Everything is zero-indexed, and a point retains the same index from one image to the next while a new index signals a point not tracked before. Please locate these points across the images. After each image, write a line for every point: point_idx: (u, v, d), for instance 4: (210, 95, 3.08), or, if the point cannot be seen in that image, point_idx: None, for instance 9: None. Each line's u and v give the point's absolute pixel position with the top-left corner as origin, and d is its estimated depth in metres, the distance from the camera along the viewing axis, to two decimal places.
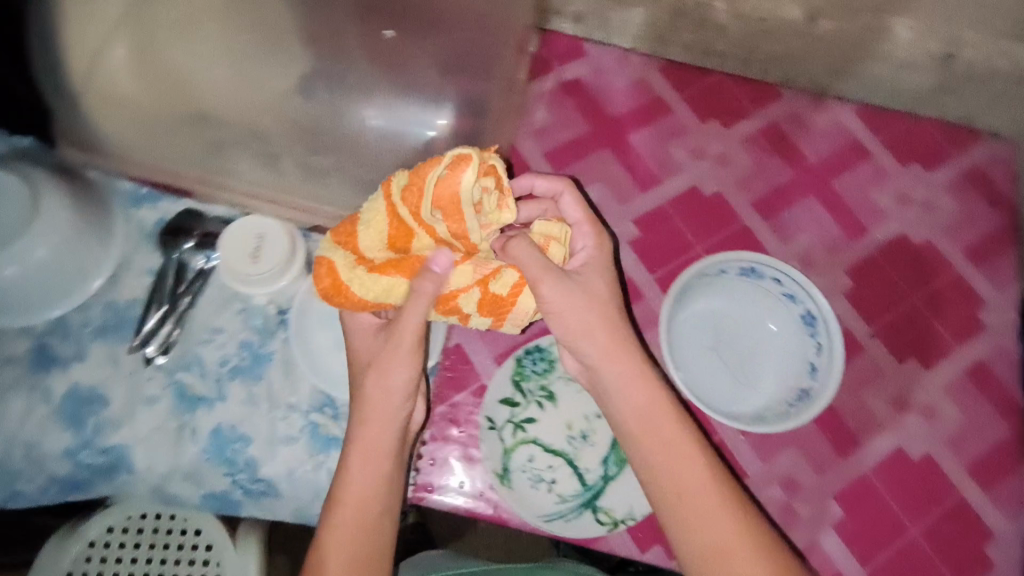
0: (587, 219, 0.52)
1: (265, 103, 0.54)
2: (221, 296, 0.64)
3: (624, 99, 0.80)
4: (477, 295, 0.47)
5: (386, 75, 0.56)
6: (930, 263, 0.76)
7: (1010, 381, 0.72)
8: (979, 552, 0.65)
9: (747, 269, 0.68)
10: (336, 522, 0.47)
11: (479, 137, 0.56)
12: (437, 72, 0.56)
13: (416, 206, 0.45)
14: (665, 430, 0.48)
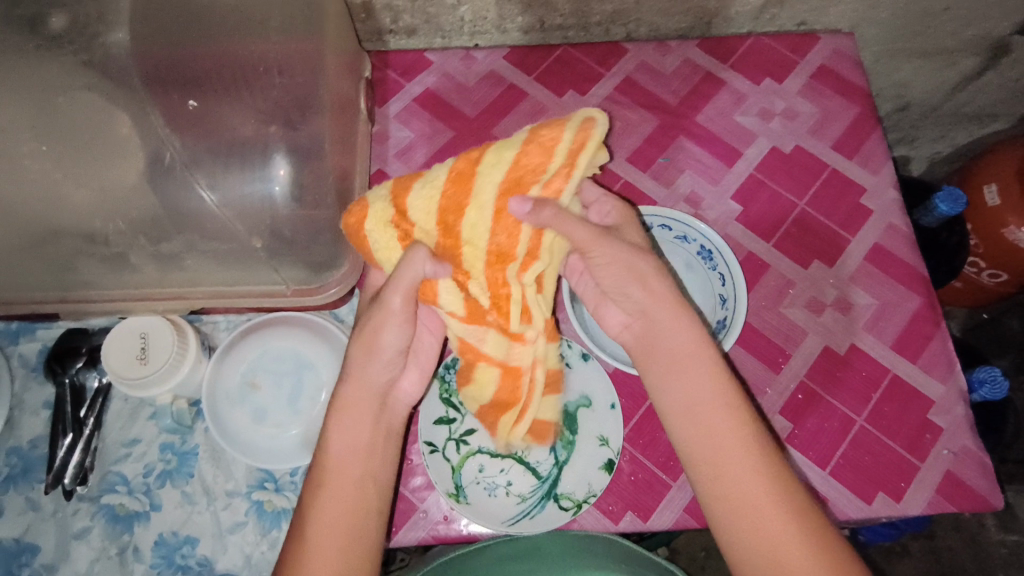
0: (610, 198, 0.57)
1: (101, 204, 0.53)
2: (129, 407, 0.62)
3: (479, 95, 0.80)
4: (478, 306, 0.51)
5: (203, 143, 0.53)
6: (806, 167, 0.79)
7: (909, 254, 0.75)
8: (925, 421, 0.68)
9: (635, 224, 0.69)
10: (319, 512, 0.49)
11: (325, 177, 0.56)
12: (264, 124, 0.55)
13: (514, 173, 0.50)
14: (670, 355, 0.51)
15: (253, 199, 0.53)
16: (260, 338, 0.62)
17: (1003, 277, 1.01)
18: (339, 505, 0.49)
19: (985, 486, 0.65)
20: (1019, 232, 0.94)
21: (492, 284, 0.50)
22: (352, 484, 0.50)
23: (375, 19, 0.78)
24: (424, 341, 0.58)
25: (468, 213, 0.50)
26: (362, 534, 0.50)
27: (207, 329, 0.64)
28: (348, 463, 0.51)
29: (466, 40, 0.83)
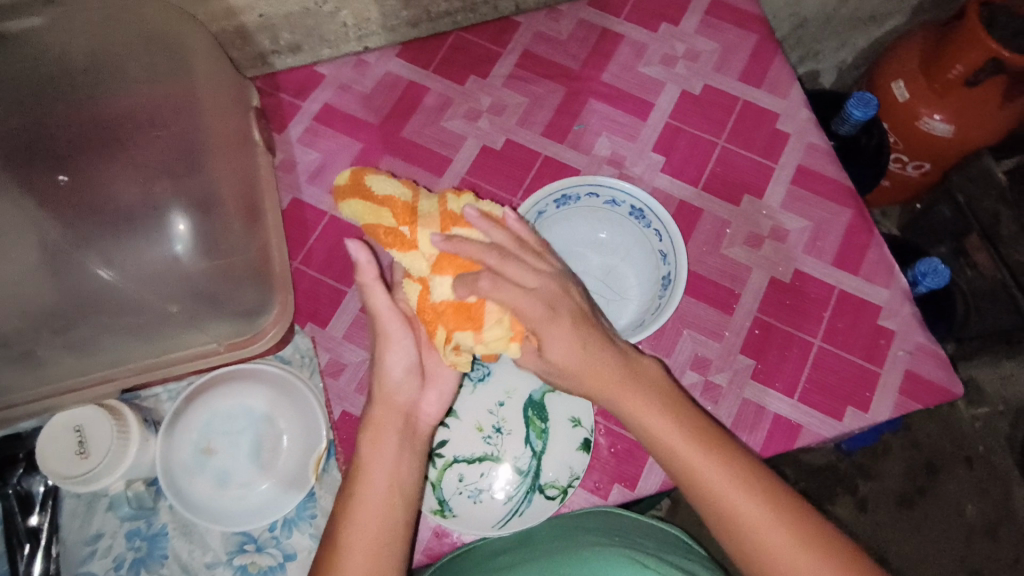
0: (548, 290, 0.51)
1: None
2: (83, 503, 0.59)
3: (380, 100, 0.78)
4: None
5: (91, 215, 0.50)
6: (719, 104, 0.79)
7: (832, 169, 0.76)
8: (878, 327, 0.69)
9: (561, 198, 0.68)
10: (355, 527, 0.47)
11: (225, 228, 0.54)
12: (153, 178, 0.53)
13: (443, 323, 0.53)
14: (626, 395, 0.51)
15: (155, 264, 0.51)
16: (203, 400, 0.60)
17: (927, 167, 1.05)
18: (372, 515, 0.48)
19: (944, 377, 0.67)
20: (932, 120, 0.97)
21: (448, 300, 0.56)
22: (382, 495, 0.49)
23: (254, 44, 0.74)
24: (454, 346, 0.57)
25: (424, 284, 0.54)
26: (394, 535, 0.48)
27: (149, 404, 0.61)
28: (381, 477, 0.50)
29: (354, 46, 0.79)
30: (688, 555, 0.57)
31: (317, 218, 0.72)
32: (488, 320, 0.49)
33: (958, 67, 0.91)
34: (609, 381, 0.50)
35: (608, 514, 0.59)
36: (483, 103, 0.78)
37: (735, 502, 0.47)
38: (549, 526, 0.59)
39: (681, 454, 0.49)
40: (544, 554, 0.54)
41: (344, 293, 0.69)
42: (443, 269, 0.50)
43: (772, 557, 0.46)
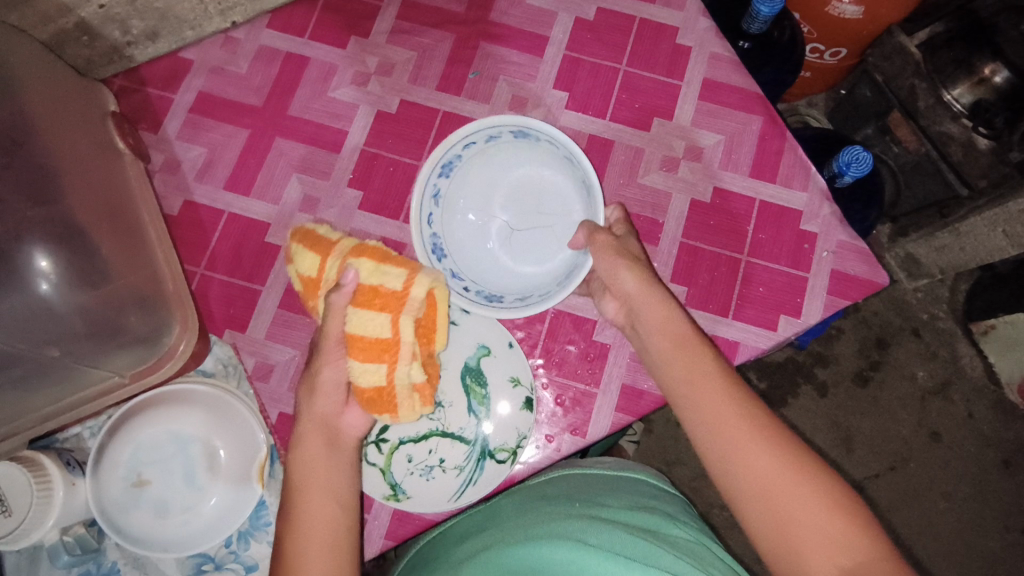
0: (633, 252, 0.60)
1: None
2: (26, 557, 0.57)
3: (258, 79, 0.72)
4: (371, 329, 0.53)
5: None
6: (615, 26, 0.75)
7: (738, 76, 0.74)
8: (801, 231, 0.69)
9: (448, 163, 0.63)
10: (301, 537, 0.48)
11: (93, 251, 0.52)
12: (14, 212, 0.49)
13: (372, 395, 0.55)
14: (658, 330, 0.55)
15: (26, 307, 0.49)
16: (131, 433, 0.58)
17: (844, 52, 1.05)
18: (316, 523, 0.49)
19: (868, 270, 0.68)
20: (842, 5, 0.94)
21: (374, 354, 0.53)
22: (321, 505, 0.50)
23: (102, 37, 0.68)
24: (396, 373, 0.54)
25: (356, 351, 0.53)
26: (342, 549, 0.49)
27: (71, 445, 0.59)
28: (317, 487, 0.51)
29: (218, 22, 0.73)
30: (656, 508, 0.55)
31: (215, 219, 0.68)
32: (399, 405, 0.55)
33: None
34: (670, 329, 0.55)
35: (567, 478, 0.59)
36: (369, 65, 0.73)
37: (752, 445, 0.48)
38: (511, 502, 0.57)
39: (701, 380, 0.52)
40: (505, 535, 0.51)
41: (257, 292, 0.65)
42: (354, 354, 0.53)
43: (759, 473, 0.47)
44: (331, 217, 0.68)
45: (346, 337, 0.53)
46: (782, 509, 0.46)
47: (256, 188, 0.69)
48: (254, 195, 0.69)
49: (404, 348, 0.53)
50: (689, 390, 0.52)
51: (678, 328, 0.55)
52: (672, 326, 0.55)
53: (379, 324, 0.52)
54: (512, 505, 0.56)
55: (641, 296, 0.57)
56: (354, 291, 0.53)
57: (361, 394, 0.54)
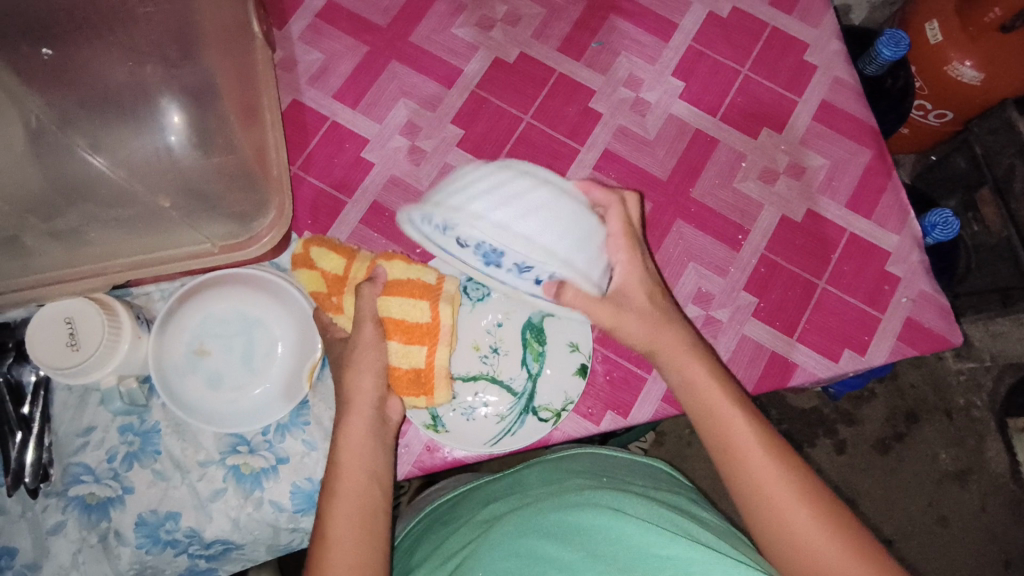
0: (625, 234, 0.52)
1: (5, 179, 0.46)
2: (75, 396, 0.59)
3: (388, 1, 0.72)
4: (417, 309, 0.55)
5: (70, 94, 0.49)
6: (746, 30, 0.74)
7: (856, 106, 0.73)
8: (883, 272, 0.69)
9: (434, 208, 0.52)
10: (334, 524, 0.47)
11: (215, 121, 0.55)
12: (160, 69, 0.53)
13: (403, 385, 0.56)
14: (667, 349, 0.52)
15: (149, 153, 0.53)
16: (201, 304, 0.60)
17: (949, 116, 0.99)
18: (350, 510, 0.48)
19: (944, 326, 0.67)
20: (962, 67, 0.90)
21: (416, 335, 0.55)
22: (360, 486, 0.49)
23: None
24: (439, 353, 0.56)
25: (397, 335, 0.54)
26: (373, 529, 0.48)
27: (141, 303, 0.61)
28: (358, 469, 0.50)
29: None
30: (678, 492, 0.55)
31: (318, 124, 0.69)
32: (437, 386, 0.56)
33: (996, 11, 0.84)
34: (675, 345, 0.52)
35: (594, 456, 0.58)
36: (498, 12, 0.73)
37: (767, 476, 0.46)
38: (536, 471, 0.57)
39: (725, 419, 0.49)
40: (532, 502, 0.50)
41: (343, 203, 0.66)
42: (395, 337, 0.54)
43: (791, 521, 0.44)
44: (428, 147, 0.69)
45: (390, 321, 0.54)
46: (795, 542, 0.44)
47: (363, 104, 0.69)
48: (359, 110, 0.69)
49: (449, 328, 0.56)
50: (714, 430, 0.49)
51: (691, 347, 0.52)
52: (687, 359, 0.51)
53: (420, 309, 0.54)
54: (540, 480, 0.55)
55: (648, 332, 0.52)
56: (385, 287, 0.55)
57: (398, 377, 0.55)
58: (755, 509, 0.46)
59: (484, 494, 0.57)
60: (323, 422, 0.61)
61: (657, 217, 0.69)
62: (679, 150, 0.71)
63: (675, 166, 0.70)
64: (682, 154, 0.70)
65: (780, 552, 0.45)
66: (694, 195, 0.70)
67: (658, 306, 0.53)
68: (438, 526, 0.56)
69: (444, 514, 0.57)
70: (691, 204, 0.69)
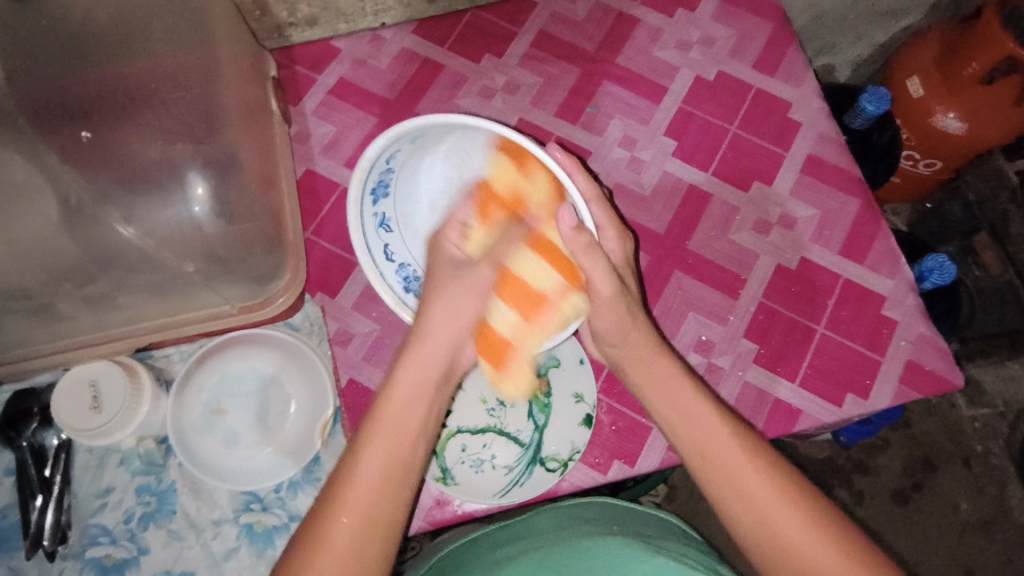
0: (611, 226, 0.57)
1: (36, 249, 0.50)
2: (95, 458, 0.61)
3: (395, 76, 0.77)
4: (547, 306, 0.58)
5: (99, 169, 0.53)
6: (732, 92, 0.79)
7: (842, 159, 0.76)
8: (880, 316, 0.70)
9: (378, 184, 0.60)
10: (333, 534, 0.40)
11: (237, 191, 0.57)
12: (187, 146, 0.56)
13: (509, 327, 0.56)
14: (641, 353, 0.51)
15: (176, 224, 0.55)
16: (217, 363, 0.62)
17: (939, 165, 1.00)
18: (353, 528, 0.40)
19: (944, 367, 0.68)
20: (946, 118, 0.94)
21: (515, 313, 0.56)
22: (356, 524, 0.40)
23: (272, 14, 0.73)
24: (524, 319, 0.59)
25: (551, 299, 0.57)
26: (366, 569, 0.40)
27: (160, 364, 0.63)
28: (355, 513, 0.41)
29: (371, 21, 0.79)
30: (688, 542, 0.55)
31: (329, 190, 0.72)
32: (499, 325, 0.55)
33: (974, 65, 0.89)
34: (638, 349, 0.52)
35: (607, 506, 0.59)
36: (497, 82, 0.78)
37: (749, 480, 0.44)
38: (547, 517, 0.57)
39: (761, 491, 0.43)
40: (543, 546, 0.51)
41: (354, 264, 0.69)
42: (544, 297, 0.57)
43: (788, 539, 0.42)
44: None
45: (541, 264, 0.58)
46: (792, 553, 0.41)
47: None
48: None
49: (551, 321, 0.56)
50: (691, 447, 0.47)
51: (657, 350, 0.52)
52: (706, 423, 0.47)
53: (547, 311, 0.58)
54: (549, 527, 0.54)
55: (620, 332, 0.52)
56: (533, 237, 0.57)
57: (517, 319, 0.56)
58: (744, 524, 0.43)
59: (491, 539, 0.56)
60: None
61: (656, 268, 0.71)
62: (674, 205, 0.74)
63: (671, 220, 0.73)
64: (676, 209, 0.74)
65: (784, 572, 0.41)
66: (691, 247, 0.72)
67: (626, 305, 0.52)
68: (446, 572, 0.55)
69: (452, 561, 0.56)
70: (688, 256, 0.72)
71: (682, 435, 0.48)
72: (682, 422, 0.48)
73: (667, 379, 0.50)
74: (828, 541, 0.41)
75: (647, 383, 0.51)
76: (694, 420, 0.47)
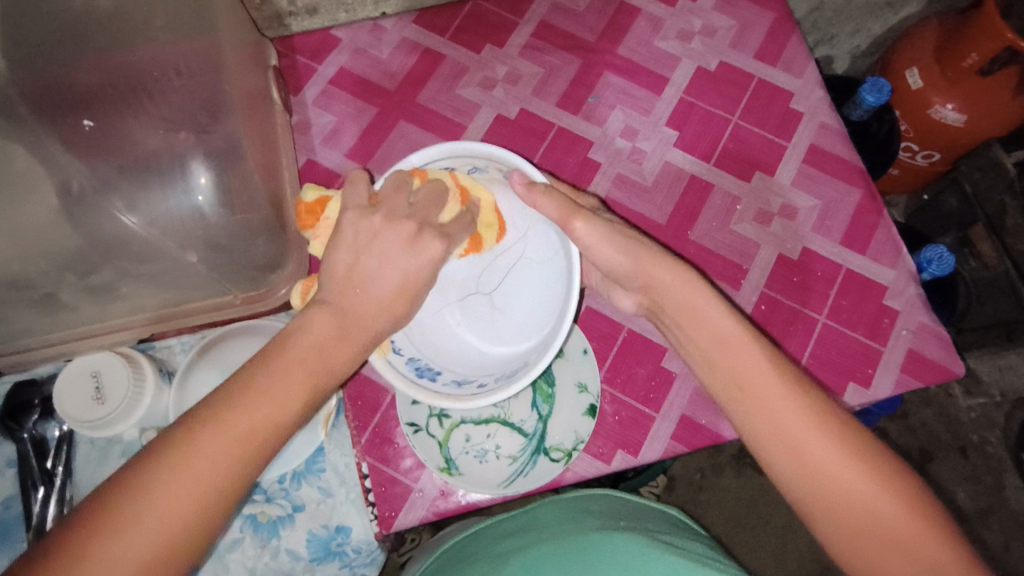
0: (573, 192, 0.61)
1: (37, 238, 0.49)
2: (97, 449, 0.60)
3: (396, 66, 0.77)
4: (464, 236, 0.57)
5: (103, 158, 0.52)
6: (734, 82, 0.79)
7: (843, 149, 0.76)
8: (881, 306, 0.70)
9: None
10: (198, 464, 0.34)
11: (239, 177, 0.56)
12: (189, 134, 0.55)
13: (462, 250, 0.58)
14: (669, 289, 0.50)
15: (178, 213, 0.53)
16: (216, 357, 0.61)
17: (936, 156, 1.02)
18: (211, 469, 0.34)
19: (945, 356, 0.68)
20: (945, 110, 0.94)
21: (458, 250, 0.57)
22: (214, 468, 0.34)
23: (271, 3, 0.72)
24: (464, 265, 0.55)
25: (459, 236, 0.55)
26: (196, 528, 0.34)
27: (162, 355, 0.63)
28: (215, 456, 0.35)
29: (371, 10, 0.78)
30: (691, 535, 0.55)
31: (330, 181, 0.72)
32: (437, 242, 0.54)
33: (972, 57, 0.88)
34: (664, 282, 0.50)
35: (611, 499, 0.59)
36: (499, 72, 0.77)
37: (797, 423, 0.42)
38: (553, 509, 0.57)
39: (803, 438, 0.41)
40: (549, 538, 0.51)
41: None
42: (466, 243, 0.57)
43: (841, 486, 0.40)
44: None
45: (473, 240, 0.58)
46: (846, 502, 0.40)
47: (373, 161, 0.73)
48: (369, 166, 0.73)
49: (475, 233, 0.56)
50: (730, 388, 0.45)
51: (692, 284, 0.49)
52: (751, 365, 0.44)
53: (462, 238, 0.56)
54: (556, 520, 0.54)
55: (634, 267, 0.52)
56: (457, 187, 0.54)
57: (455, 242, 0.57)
58: (793, 473, 0.42)
59: (493, 532, 0.57)
60: (338, 470, 0.62)
61: None
62: (676, 196, 0.74)
63: (673, 210, 0.73)
64: (678, 199, 0.74)
65: (836, 524, 0.40)
66: (692, 237, 0.72)
67: (623, 236, 0.52)
68: (452, 563, 0.55)
69: (458, 552, 0.57)
70: (690, 246, 0.72)
71: (721, 375, 0.46)
72: (724, 360, 0.46)
73: (702, 316, 0.48)
74: (884, 494, 0.39)
75: (687, 323, 0.49)
76: (736, 362, 0.45)
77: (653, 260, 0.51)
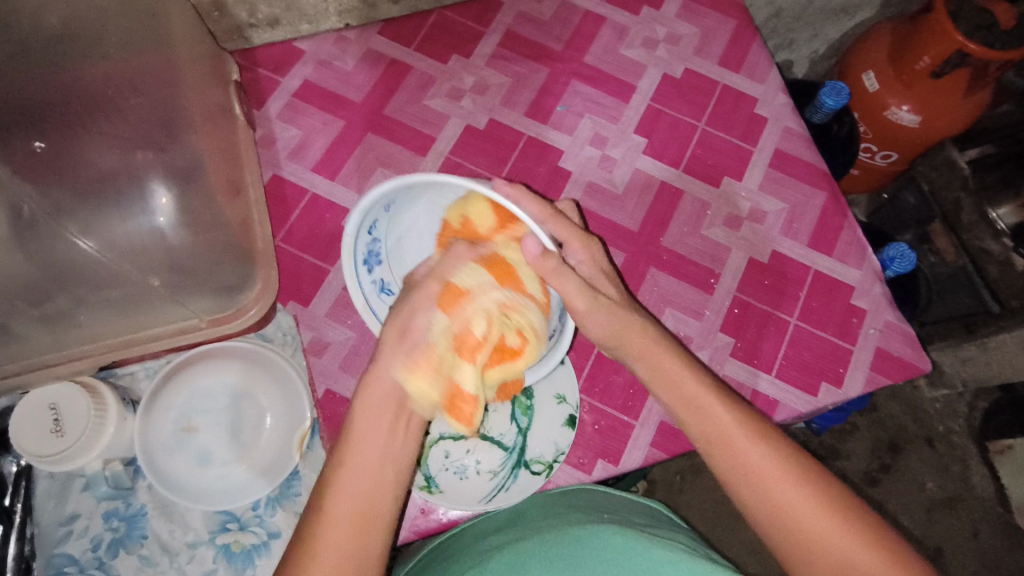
0: (574, 236, 0.56)
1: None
2: (58, 483, 0.58)
3: (361, 78, 0.76)
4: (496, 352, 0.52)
5: (60, 183, 0.50)
6: (699, 88, 0.79)
7: (806, 152, 0.78)
8: (850, 305, 0.72)
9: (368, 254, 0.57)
10: (324, 546, 0.40)
11: (202, 201, 0.58)
12: (147, 154, 0.56)
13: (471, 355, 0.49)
14: (640, 340, 0.52)
15: (141, 235, 0.54)
16: (187, 380, 0.60)
17: (894, 156, 1.05)
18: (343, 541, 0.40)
19: (912, 353, 0.70)
20: (900, 111, 0.97)
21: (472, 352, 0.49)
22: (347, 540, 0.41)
23: (230, 16, 0.70)
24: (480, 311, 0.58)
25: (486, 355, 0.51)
26: None
27: (125, 382, 0.61)
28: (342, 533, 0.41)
29: (334, 22, 0.77)
30: (674, 528, 0.55)
31: (297, 196, 0.70)
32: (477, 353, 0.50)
33: (924, 60, 0.91)
34: (637, 333, 0.52)
35: (591, 493, 0.58)
36: (466, 82, 0.77)
37: (763, 465, 0.46)
38: (534, 508, 0.57)
39: (768, 481, 0.45)
40: (534, 533, 0.50)
41: (326, 271, 0.67)
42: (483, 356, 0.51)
43: (802, 523, 0.44)
44: None
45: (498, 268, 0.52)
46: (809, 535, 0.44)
47: (341, 175, 0.72)
48: (337, 180, 0.72)
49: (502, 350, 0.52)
50: (705, 434, 0.49)
51: (656, 334, 0.52)
52: (714, 412, 0.49)
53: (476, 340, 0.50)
54: (539, 516, 0.54)
55: (616, 336, 0.52)
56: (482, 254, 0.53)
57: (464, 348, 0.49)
58: (762, 511, 0.45)
59: (467, 536, 0.55)
60: None
61: (631, 266, 0.71)
62: (647, 202, 0.74)
63: (645, 217, 0.73)
64: (649, 206, 0.74)
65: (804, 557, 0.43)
66: (665, 243, 0.73)
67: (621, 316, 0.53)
68: (437, 562, 0.53)
69: (442, 552, 0.55)
70: (663, 252, 0.72)
71: (691, 417, 0.49)
72: (693, 411, 0.49)
73: (673, 366, 0.51)
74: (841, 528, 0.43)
75: (655, 379, 0.52)
76: (700, 408, 0.49)
77: (639, 322, 0.53)
